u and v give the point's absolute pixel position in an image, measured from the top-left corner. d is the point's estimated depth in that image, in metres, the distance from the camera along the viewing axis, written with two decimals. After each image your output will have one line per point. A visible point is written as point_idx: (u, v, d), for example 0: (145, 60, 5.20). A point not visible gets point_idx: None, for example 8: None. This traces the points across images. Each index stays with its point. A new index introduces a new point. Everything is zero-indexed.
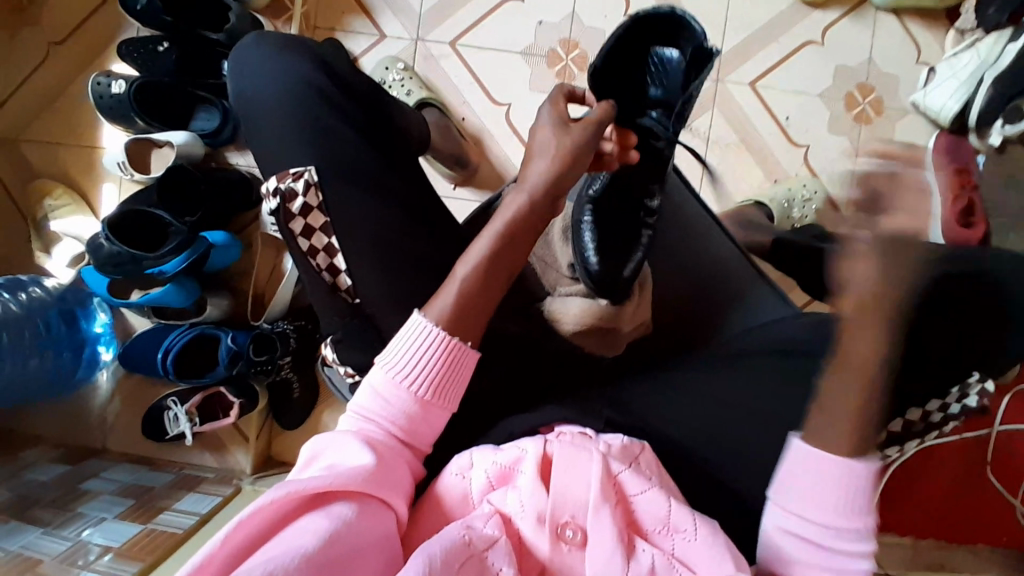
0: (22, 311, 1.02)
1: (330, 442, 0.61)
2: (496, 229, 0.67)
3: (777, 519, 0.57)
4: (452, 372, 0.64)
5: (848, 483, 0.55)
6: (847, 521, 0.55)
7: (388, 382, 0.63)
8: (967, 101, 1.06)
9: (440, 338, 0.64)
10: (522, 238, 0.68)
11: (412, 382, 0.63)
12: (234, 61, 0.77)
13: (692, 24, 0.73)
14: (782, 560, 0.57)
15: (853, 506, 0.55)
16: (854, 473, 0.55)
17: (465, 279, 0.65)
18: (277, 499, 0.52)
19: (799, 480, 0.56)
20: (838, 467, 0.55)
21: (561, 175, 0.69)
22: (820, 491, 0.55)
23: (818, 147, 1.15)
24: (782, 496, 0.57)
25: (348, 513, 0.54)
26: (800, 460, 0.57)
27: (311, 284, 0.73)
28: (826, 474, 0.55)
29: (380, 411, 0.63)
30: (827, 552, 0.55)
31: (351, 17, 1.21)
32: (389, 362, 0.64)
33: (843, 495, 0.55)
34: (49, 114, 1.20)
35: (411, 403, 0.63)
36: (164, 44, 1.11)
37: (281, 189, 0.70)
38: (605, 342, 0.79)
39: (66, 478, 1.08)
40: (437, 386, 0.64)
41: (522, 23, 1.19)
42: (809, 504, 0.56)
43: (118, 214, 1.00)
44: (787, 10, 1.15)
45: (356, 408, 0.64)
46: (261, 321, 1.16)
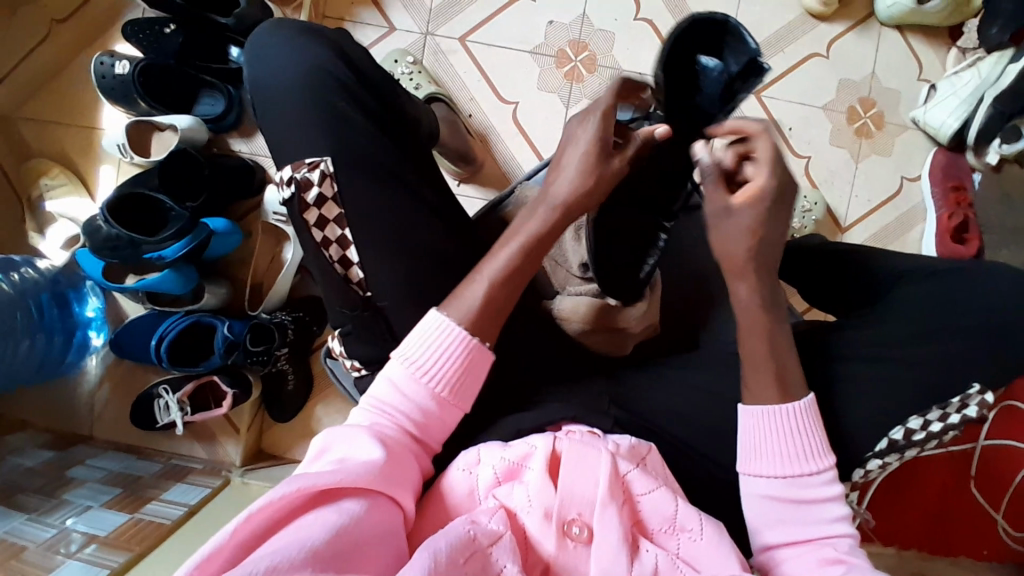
0: (15, 292, 1.00)
1: (341, 435, 0.59)
2: (520, 235, 0.67)
3: (753, 486, 0.64)
4: (469, 373, 0.64)
5: (797, 426, 0.64)
6: (810, 464, 0.63)
7: (405, 376, 0.63)
8: (967, 119, 1.09)
9: (461, 339, 0.63)
10: (542, 248, 0.68)
11: (429, 380, 0.63)
12: (250, 44, 0.75)
13: (748, 34, 0.75)
14: (777, 524, 0.63)
15: (804, 446, 0.63)
16: (798, 416, 0.64)
17: (489, 280, 0.65)
18: (287, 494, 0.50)
19: (757, 442, 0.64)
20: (782, 415, 0.64)
21: (589, 195, 0.68)
22: (764, 440, 0.64)
23: (820, 158, 1.17)
24: (748, 464, 0.65)
25: (358, 509, 0.52)
26: (748, 426, 0.65)
27: (320, 273, 0.72)
28: (776, 425, 0.64)
29: (394, 407, 0.63)
30: (805, 497, 0.63)
31: (360, 8, 1.21)
32: (406, 356, 0.64)
33: (798, 440, 0.63)
34: (47, 91, 1.17)
35: (426, 399, 0.63)
36: (171, 26, 1.10)
37: (296, 177, 0.70)
38: (614, 341, 0.78)
39: (52, 464, 1.06)
40: (453, 385, 0.63)
41: (532, 22, 1.19)
42: (765, 459, 0.64)
43: (115, 197, 0.98)
44: (793, 21, 1.17)
45: (372, 401, 0.63)
46: (259, 311, 1.14)
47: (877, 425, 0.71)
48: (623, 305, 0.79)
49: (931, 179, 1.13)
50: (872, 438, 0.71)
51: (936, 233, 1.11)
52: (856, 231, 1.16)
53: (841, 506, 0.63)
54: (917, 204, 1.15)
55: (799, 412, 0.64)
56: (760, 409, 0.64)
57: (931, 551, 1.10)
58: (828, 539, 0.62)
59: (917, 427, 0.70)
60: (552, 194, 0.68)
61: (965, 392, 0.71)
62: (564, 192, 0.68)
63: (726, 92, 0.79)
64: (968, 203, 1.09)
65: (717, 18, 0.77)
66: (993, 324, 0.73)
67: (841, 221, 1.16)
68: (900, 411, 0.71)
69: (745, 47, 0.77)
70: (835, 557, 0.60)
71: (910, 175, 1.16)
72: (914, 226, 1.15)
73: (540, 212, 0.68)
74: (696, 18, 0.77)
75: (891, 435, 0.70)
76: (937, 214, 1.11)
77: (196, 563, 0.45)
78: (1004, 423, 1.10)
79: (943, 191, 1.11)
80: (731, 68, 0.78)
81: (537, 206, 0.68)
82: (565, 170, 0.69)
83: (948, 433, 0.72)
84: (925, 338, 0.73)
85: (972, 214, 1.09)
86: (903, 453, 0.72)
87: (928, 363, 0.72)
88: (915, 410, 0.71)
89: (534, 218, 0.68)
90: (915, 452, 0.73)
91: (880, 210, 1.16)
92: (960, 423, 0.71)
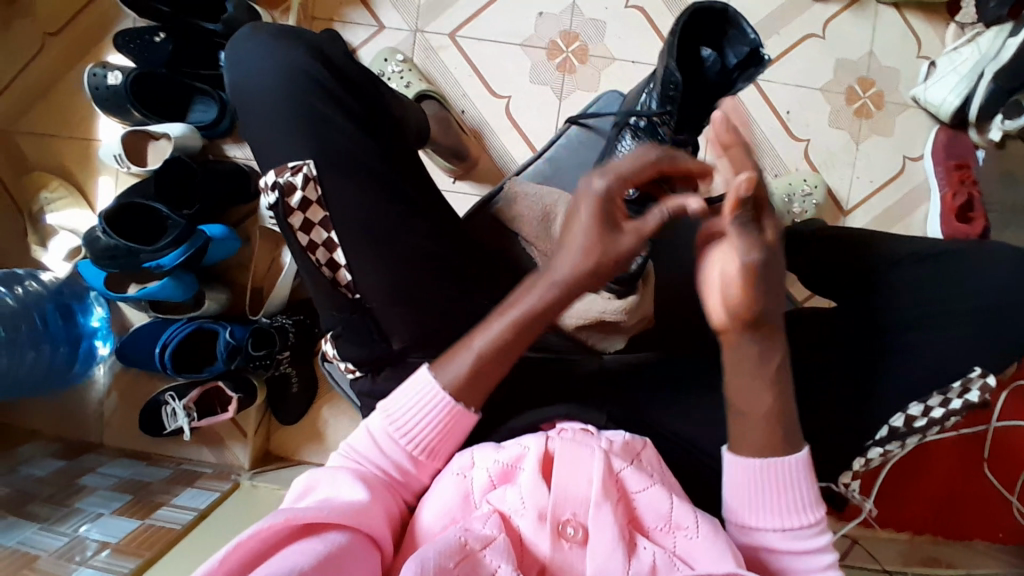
0: (20, 305, 1.01)
1: (324, 476, 0.60)
2: (510, 312, 0.63)
3: (747, 536, 0.61)
4: (451, 434, 0.65)
5: (794, 479, 0.60)
6: (803, 517, 0.60)
7: (382, 429, 0.64)
8: (968, 95, 1.06)
9: (445, 404, 0.64)
10: (534, 325, 0.63)
11: (409, 438, 0.64)
12: (229, 52, 0.75)
13: (750, 27, 0.73)
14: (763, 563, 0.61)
15: (800, 502, 0.60)
16: (795, 470, 0.60)
17: (478, 352, 0.63)
18: (274, 523, 0.50)
19: (752, 497, 0.60)
20: (779, 470, 0.60)
21: (591, 279, 0.62)
22: (756, 496, 0.60)
23: (819, 141, 1.14)
24: (739, 515, 0.61)
25: (342, 540, 0.53)
26: (738, 478, 0.61)
27: (307, 276, 0.73)
28: (770, 479, 0.60)
29: (373, 457, 0.64)
30: (796, 549, 0.60)
31: (349, 8, 1.20)
32: (389, 412, 0.65)
33: (789, 494, 0.60)
34: (43, 104, 1.18)
35: (401, 457, 0.64)
36: (161, 34, 1.10)
37: (280, 181, 0.70)
38: (605, 335, 0.81)
39: (64, 473, 1.07)
40: (434, 446, 0.64)
41: (522, 15, 1.18)
42: (756, 514, 0.60)
43: (114, 207, 1.00)
44: (787, 3, 1.15)
45: (350, 449, 0.65)
46: (260, 314, 1.15)
47: (875, 412, 0.70)
48: (619, 297, 0.78)
49: (934, 157, 1.11)
50: (870, 425, 0.70)
51: (940, 212, 1.09)
52: (858, 214, 1.14)
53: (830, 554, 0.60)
54: (921, 183, 1.14)
55: (797, 466, 0.60)
56: (754, 462, 0.60)
57: (945, 535, 1.08)
58: None
59: (919, 413, 0.69)
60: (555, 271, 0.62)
61: (967, 377, 0.70)
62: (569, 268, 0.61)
63: (719, 82, 0.78)
64: (972, 180, 1.08)
65: (717, 7, 0.74)
66: (994, 306, 0.71)
67: (842, 204, 1.14)
68: (900, 397, 0.70)
69: (742, 37, 0.75)
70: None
71: (912, 154, 1.14)
72: (918, 206, 1.13)
73: (535, 289, 0.63)
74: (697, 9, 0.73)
75: (892, 422, 0.69)
76: (940, 192, 1.09)
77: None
78: (1015, 404, 1.09)
79: (946, 169, 1.09)
80: (729, 59, 0.77)
81: (533, 283, 0.63)
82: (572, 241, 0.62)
83: (951, 417, 0.71)
84: (924, 323, 0.72)
85: (977, 193, 1.07)
86: (905, 441, 0.71)
87: (928, 348, 0.70)
88: (915, 396, 0.70)
89: (526, 294, 0.63)
90: (919, 438, 0.72)
91: (883, 191, 1.14)
92: (962, 408, 0.70)
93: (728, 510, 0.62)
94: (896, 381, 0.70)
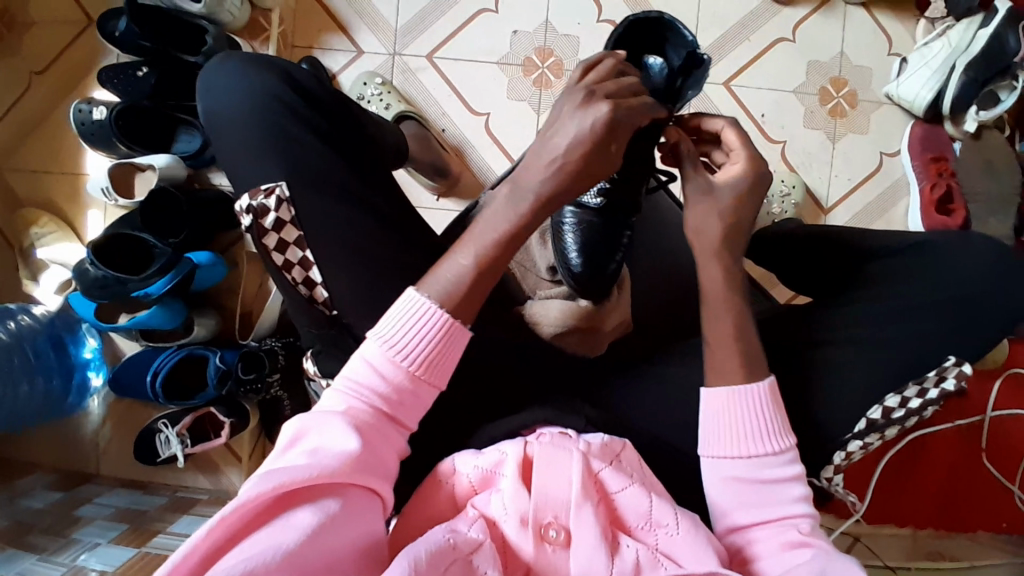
0: (11, 339, 1.03)
1: (318, 422, 0.58)
2: (496, 225, 0.64)
3: (719, 469, 0.64)
4: (445, 351, 0.62)
5: (757, 408, 0.64)
6: (769, 444, 0.63)
7: (381, 355, 0.61)
8: (941, 88, 1.08)
9: (438, 318, 0.62)
10: (516, 240, 0.65)
11: (404, 359, 0.61)
12: (201, 80, 0.77)
13: (684, 28, 0.72)
14: (735, 506, 0.63)
15: (766, 431, 0.63)
16: (759, 398, 0.64)
17: (471, 267, 0.63)
18: (263, 493, 0.50)
19: (720, 426, 0.64)
20: (743, 397, 0.64)
21: (561, 191, 0.64)
22: (725, 426, 0.64)
23: (796, 142, 1.15)
24: (712, 446, 0.64)
25: (335, 507, 0.53)
26: (711, 407, 0.65)
27: (286, 296, 0.74)
28: (737, 406, 0.64)
29: (370, 386, 0.60)
30: (767, 478, 0.63)
31: (328, 34, 1.22)
32: (382, 336, 0.61)
33: (759, 421, 0.63)
34: (32, 141, 1.21)
35: (402, 379, 0.61)
36: (143, 69, 1.13)
37: (254, 204, 0.71)
38: (588, 342, 0.80)
39: (60, 505, 1.08)
40: (429, 363, 0.62)
41: (497, 34, 1.21)
42: (726, 444, 0.64)
43: (102, 237, 1.02)
44: (756, 9, 1.16)
45: (346, 381, 0.61)
46: (250, 339, 1.17)
47: (853, 404, 0.70)
48: (594, 304, 0.79)
49: (911, 152, 1.12)
50: (848, 418, 0.70)
51: (920, 206, 1.09)
52: (839, 212, 1.14)
53: (799, 486, 0.63)
54: (900, 178, 1.14)
55: (759, 392, 0.64)
56: (722, 389, 0.64)
57: (946, 529, 1.07)
58: (789, 519, 0.62)
59: (896, 404, 0.70)
60: (529, 182, 0.64)
61: (943, 365, 0.70)
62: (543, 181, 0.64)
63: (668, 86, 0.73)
64: (950, 171, 1.08)
65: (652, 15, 0.74)
66: (967, 294, 0.71)
67: (823, 203, 1.15)
68: (877, 389, 0.70)
69: (684, 40, 0.74)
70: (800, 540, 0.60)
71: (889, 151, 1.15)
72: (899, 201, 1.14)
73: (510, 199, 0.64)
74: (632, 18, 0.74)
75: (870, 414, 0.70)
76: (919, 186, 1.10)
77: (169, 568, 0.46)
78: (1011, 393, 1.08)
79: (923, 163, 1.10)
80: (675, 62, 0.74)
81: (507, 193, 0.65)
82: (541, 153, 0.64)
83: (928, 408, 0.71)
84: (900, 312, 0.72)
85: (955, 184, 1.07)
86: (885, 432, 0.71)
87: (905, 339, 0.71)
88: (891, 387, 0.70)
89: (504, 207, 0.64)
90: (898, 431, 0.72)
91: (863, 188, 1.15)
92: (938, 397, 0.70)
93: (702, 442, 0.65)
94: (874, 373, 0.70)
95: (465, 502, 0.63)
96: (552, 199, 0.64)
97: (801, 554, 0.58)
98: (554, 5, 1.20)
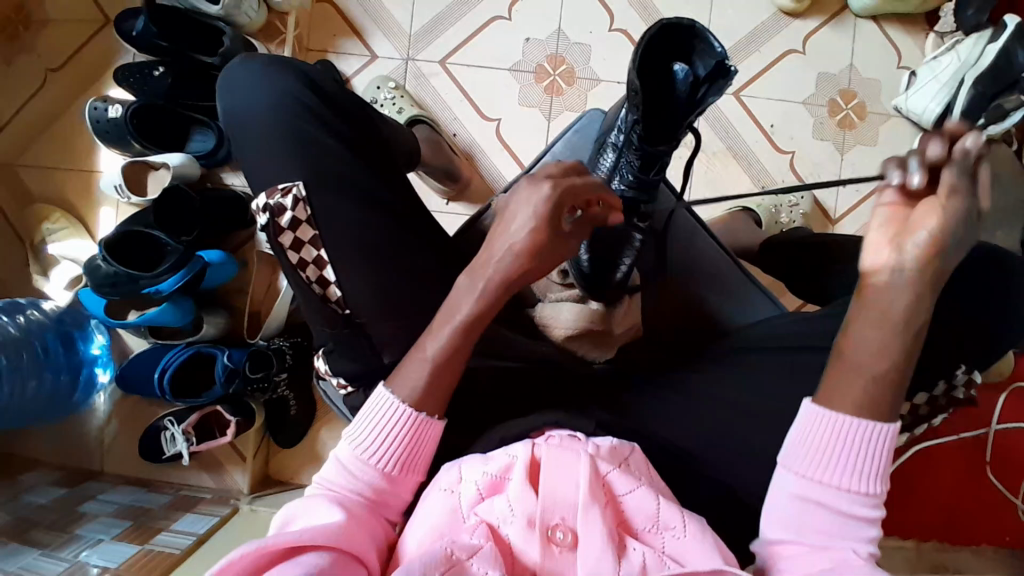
0: (21, 334, 1.03)
1: (303, 507, 0.60)
2: (456, 317, 0.65)
3: (787, 486, 0.58)
4: (417, 447, 0.64)
5: (871, 446, 0.56)
6: (866, 484, 0.56)
7: (351, 454, 0.63)
8: (949, 103, 1.08)
9: (406, 414, 0.63)
10: (479, 325, 0.65)
11: (378, 458, 0.63)
12: (222, 80, 0.79)
13: (716, 40, 0.70)
14: (799, 529, 0.57)
15: (866, 470, 0.56)
16: (880, 436, 0.56)
17: (431, 361, 0.64)
18: (247, 552, 0.51)
19: (817, 444, 0.57)
20: (861, 431, 0.56)
21: (518, 278, 0.65)
22: (826, 451, 0.56)
23: (804, 154, 1.17)
24: (798, 462, 0.57)
25: (321, 561, 0.53)
26: (816, 421, 0.57)
27: (302, 296, 0.74)
28: (849, 433, 0.56)
29: (345, 484, 0.63)
30: (838, 515, 0.56)
31: (342, 38, 1.23)
32: (354, 436, 0.64)
33: (856, 456, 0.56)
34: (46, 137, 1.22)
35: (374, 477, 0.63)
36: (159, 69, 1.14)
37: (271, 203, 0.72)
38: (599, 345, 0.83)
39: (64, 501, 1.07)
40: (404, 462, 0.64)
41: (509, 41, 1.22)
42: (810, 463, 0.57)
43: (114, 235, 1.02)
44: (766, 21, 1.18)
45: (322, 481, 0.64)
46: (258, 338, 1.16)
47: None
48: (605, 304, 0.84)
49: None
50: None
51: None
52: (846, 222, 1.15)
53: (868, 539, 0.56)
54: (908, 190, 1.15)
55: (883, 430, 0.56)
56: (833, 412, 0.57)
57: (951, 541, 1.08)
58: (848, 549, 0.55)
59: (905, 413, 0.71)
60: (500, 264, 0.65)
61: (953, 376, 0.69)
62: (510, 261, 0.64)
63: (692, 99, 0.74)
64: None
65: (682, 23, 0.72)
66: None
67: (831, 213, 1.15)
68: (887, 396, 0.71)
69: (712, 49, 0.72)
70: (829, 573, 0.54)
71: None
72: None
73: (472, 287, 0.65)
74: (663, 23, 0.72)
75: None
76: None
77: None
78: (1013, 406, 1.09)
79: None
80: (699, 73, 0.73)
81: (469, 282, 0.65)
82: (509, 240, 0.65)
83: (937, 415, 0.74)
84: None
85: None
86: (895, 436, 0.75)
87: None
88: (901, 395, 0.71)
89: (468, 296, 0.65)
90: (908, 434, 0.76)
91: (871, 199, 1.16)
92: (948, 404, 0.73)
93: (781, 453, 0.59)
94: None
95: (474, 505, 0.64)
96: (508, 288, 0.65)
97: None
98: (566, 13, 1.21)
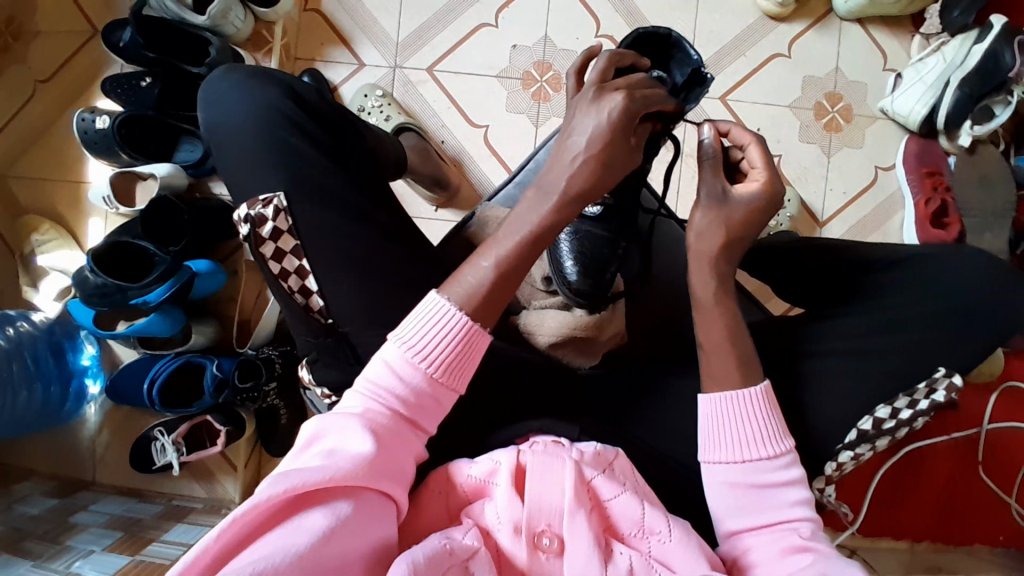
0: (11, 346, 1.03)
1: (333, 424, 0.58)
2: (525, 225, 0.66)
3: (716, 476, 0.66)
4: (468, 353, 0.63)
5: (754, 412, 0.66)
6: (766, 449, 0.65)
7: (401, 358, 0.61)
8: (934, 104, 1.09)
9: (461, 320, 0.63)
10: (544, 239, 0.66)
11: (426, 362, 0.62)
12: (203, 91, 0.79)
13: (691, 47, 0.72)
14: (739, 511, 0.65)
15: (759, 436, 0.65)
16: (755, 401, 0.66)
17: (492, 268, 0.65)
18: (275, 495, 0.50)
19: (716, 430, 0.67)
20: (741, 401, 0.66)
21: (592, 187, 0.66)
22: (719, 433, 0.66)
23: (790, 156, 1.16)
24: (708, 452, 0.67)
25: (347, 510, 0.52)
26: (708, 412, 0.67)
27: (288, 310, 0.75)
28: (733, 410, 0.66)
29: (388, 386, 0.61)
30: (764, 482, 0.65)
31: (330, 47, 1.24)
32: (404, 338, 0.62)
33: (752, 428, 0.66)
34: (35, 149, 1.22)
35: (420, 381, 0.61)
36: (147, 79, 1.15)
37: (251, 214, 0.72)
38: (584, 351, 0.81)
39: (56, 512, 1.07)
40: (450, 367, 0.62)
41: (495, 48, 1.22)
42: (713, 448, 0.66)
43: (103, 244, 1.02)
44: (752, 25, 1.18)
45: (365, 381, 0.61)
46: (247, 347, 1.17)
47: (845, 416, 0.72)
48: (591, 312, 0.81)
49: (906, 166, 1.14)
50: (841, 429, 0.72)
51: (916, 220, 1.11)
52: (833, 225, 1.16)
53: (801, 491, 0.65)
54: (895, 192, 1.16)
55: (758, 397, 0.66)
56: (718, 395, 0.67)
57: (944, 542, 1.08)
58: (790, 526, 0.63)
59: (887, 415, 0.71)
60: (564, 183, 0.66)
61: (932, 377, 0.72)
62: (573, 179, 0.66)
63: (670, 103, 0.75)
64: (944, 186, 1.11)
65: (659, 32, 0.73)
66: (959, 306, 0.73)
67: (818, 216, 1.16)
68: (868, 401, 0.72)
69: (688, 58, 0.74)
70: (800, 545, 0.61)
71: (884, 165, 1.16)
72: (894, 214, 1.15)
73: (536, 200, 0.67)
74: (639, 32, 0.73)
75: (861, 425, 0.71)
76: (915, 199, 1.12)
77: (180, 569, 0.45)
78: (1006, 406, 1.09)
79: (918, 177, 1.12)
80: (679, 79, 0.74)
81: (533, 196, 0.67)
82: (570, 157, 0.66)
83: (919, 419, 0.73)
84: (892, 326, 0.74)
85: (950, 198, 1.10)
86: (875, 443, 0.73)
87: (895, 351, 0.72)
88: (882, 399, 0.72)
89: (530, 208, 0.67)
90: (889, 442, 0.74)
91: (857, 202, 1.16)
92: (929, 408, 0.72)
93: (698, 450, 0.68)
94: (864, 385, 0.72)
95: (461, 510, 0.63)
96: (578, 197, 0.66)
97: (801, 558, 0.60)
98: (552, 20, 1.22)
